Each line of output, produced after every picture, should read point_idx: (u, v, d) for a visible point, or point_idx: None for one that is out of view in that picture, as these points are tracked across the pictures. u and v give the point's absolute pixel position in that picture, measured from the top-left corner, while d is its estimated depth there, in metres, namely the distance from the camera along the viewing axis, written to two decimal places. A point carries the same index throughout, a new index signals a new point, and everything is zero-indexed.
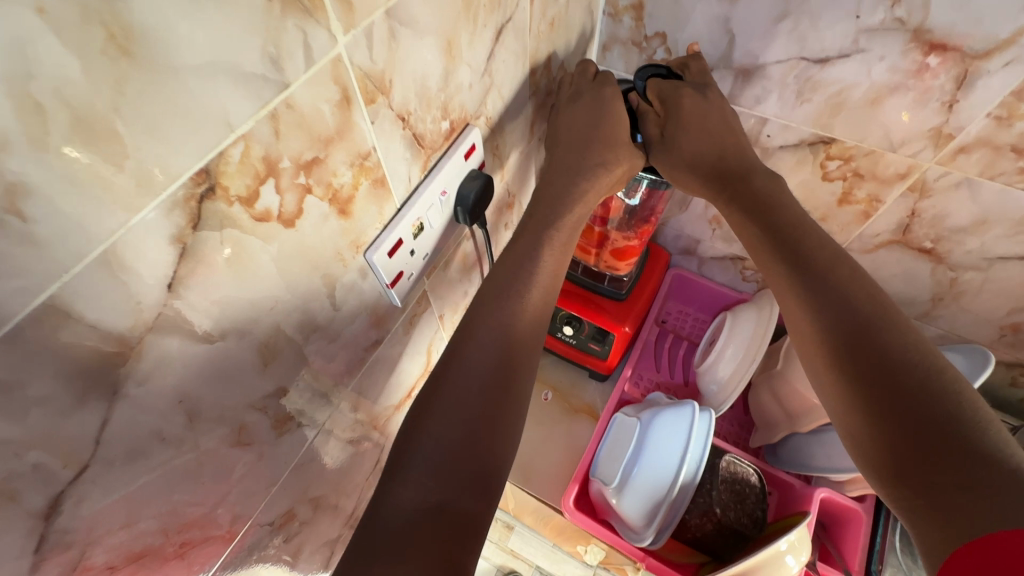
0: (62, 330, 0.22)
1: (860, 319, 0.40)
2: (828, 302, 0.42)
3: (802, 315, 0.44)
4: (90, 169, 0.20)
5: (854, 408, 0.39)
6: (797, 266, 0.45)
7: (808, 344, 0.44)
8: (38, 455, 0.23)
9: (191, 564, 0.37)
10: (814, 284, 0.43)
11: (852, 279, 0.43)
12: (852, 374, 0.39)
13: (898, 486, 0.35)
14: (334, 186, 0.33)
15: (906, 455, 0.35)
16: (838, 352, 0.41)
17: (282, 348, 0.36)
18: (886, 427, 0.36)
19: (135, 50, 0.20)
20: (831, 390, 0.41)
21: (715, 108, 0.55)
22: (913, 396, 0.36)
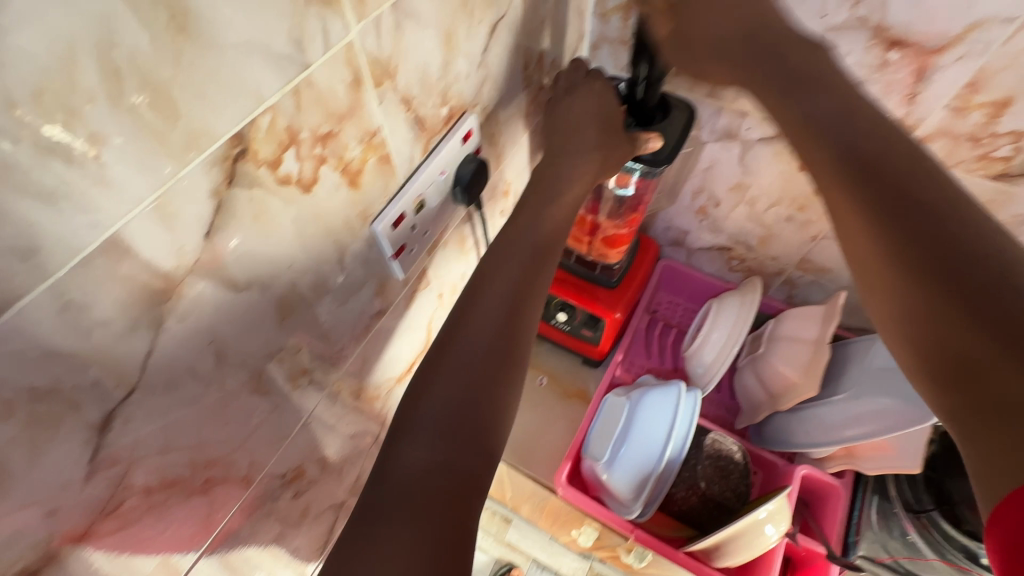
0: (122, 263, 0.26)
1: (924, 208, 0.36)
2: (888, 194, 0.37)
3: (863, 215, 0.39)
4: (151, 126, 0.24)
5: (912, 308, 0.35)
6: (854, 160, 0.40)
7: (858, 249, 0.40)
8: (97, 371, 0.27)
9: (213, 501, 0.41)
10: (874, 178, 0.38)
11: (919, 172, 0.38)
12: (912, 273, 0.35)
13: (959, 398, 0.33)
14: (345, 159, 0.38)
15: (969, 357, 0.32)
16: (896, 247, 0.36)
17: (297, 305, 0.40)
18: (952, 328, 0.33)
19: (190, 28, 0.24)
20: (883, 291, 0.38)
21: (709, 15, 0.53)
22: (988, 294, 0.32)
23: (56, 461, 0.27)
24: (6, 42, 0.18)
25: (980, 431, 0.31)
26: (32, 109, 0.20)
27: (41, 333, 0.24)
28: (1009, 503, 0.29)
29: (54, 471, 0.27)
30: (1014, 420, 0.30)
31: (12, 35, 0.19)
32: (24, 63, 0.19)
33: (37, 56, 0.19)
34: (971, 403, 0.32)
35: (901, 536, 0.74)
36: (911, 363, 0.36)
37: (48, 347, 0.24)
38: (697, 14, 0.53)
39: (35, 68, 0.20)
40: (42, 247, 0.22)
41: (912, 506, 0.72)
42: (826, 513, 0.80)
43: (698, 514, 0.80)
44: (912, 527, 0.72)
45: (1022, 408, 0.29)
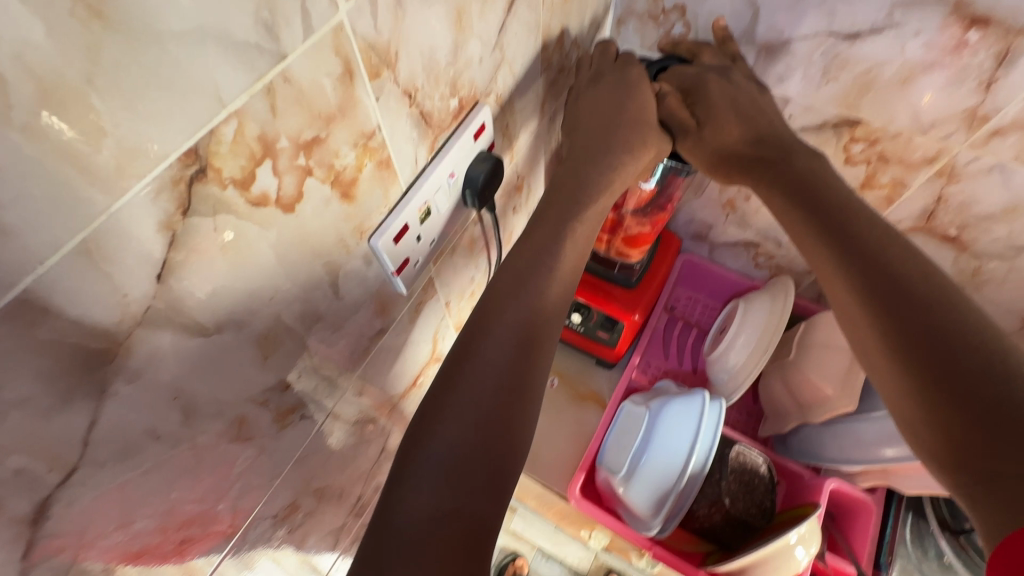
0: (40, 327, 0.20)
1: (905, 289, 0.39)
2: (873, 277, 0.41)
3: (851, 299, 0.42)
4: (60, 147, 0.18)
5: (906, 386, 0.37)
6: (844, 241, 0.43)
7: (857, 326, 0.42)
8: (20, 459, 0.21)
9: (191, 560, 0.36)
10: (859, 259, 0.42)
11: (903, 256, 0.41)
12: (898, 352, 0.38)
13: (955, 472, 0.33)
14: (336, 168, 0.31)
15: (959, 434, 0.33)
16: (886, 330, 0.39)
17: (282, 339, 0.34)
18: (941, 406, 0.34)
19: (109, 11, 0.17)
20: (883, 370, 0.40)
21: (744, 92, 0.54)
22: (970, 372, 0.33)
23: None
24: None
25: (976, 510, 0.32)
26: None
27: None
28: (1004, 546, 0.29)
29: None
30: (998, 497, 0.31)
31: None
32: None
33: None
34: (966, 478, 0.33)
35: (937, 557, 0.71)
36: (915, 439, 0.37)
37: None
38: (729, 86, 0.54)
39: None
40: None
41: (950, 525, 0.71)
42: (855, 530, 0.75)
43: (719, 531, 0.74)
44: (947, 546, 0.70)
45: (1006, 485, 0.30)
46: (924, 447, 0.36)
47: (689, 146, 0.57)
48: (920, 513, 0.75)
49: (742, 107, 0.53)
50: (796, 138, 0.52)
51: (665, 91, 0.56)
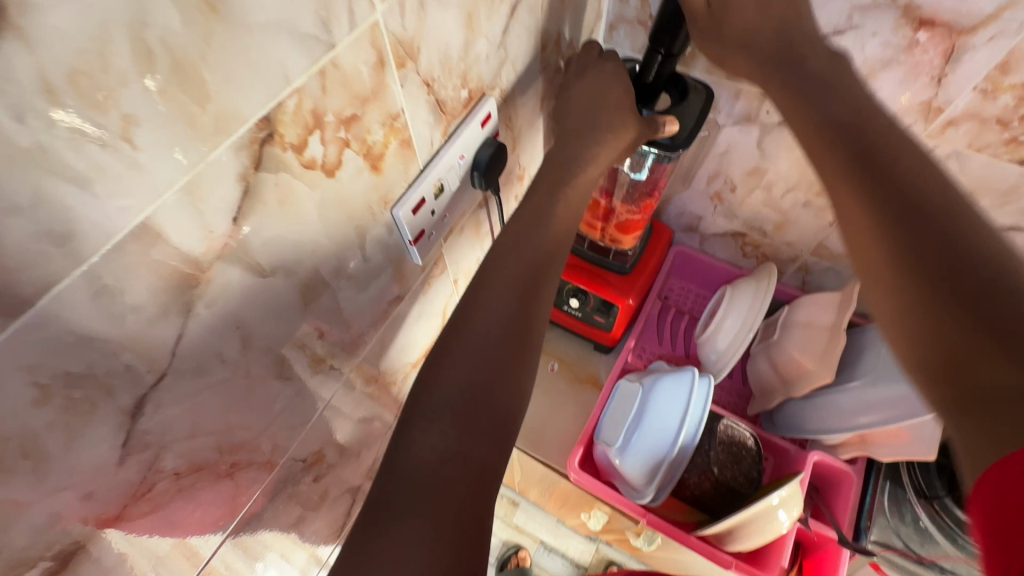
0: (153, 248, 0.26)
1: (927, 208, 0.37)
2: (897, 199, 0.38)
3: (861, 213, 0.40)
4: (180, 109, 0.24)
5: (909, 298, 0.36)
6: (868, 163, 0.41)
7: (861, 254, 0.40)
8: (130, 356, 0.27)
9: (238, 485, 0.41)
10: (882, 179, 0.39)
11: (930, 180, 0.38)
12: (909, 271, 0.36)
13: (950, 384, 0.32)
14: (368, 142, 0.37)
15: (965, 351, 0.32)
16: (892, 244, 0.37)
17: (319, 291, 0.40)
18: (949, 322, 0.33)
19: (220, 6, 0.23)
20: (886, 289, 0.38)
21: (735, 17, 0.55)
22: (985, 290, 0.32)
23: (91, 444, 0.27)
24: (43, 23, 0.18)
25: (962, 423, 0.31)
26: (68, 90, 0.20)
27: (76, 318, 0.24)
28: (1008, 462, 0.27)
29: (88, 454, 0.27)
30: (1000, 408, 0.29)
31: (48, 15, 0.18)
32: (60, 43, 0.19)
33: (72, 36, 0.19)
34: (962, 393, 0.31)
35: (913, 522, 0.76)
36: (910, 355, 0.35)
37: (83, 332, 0.24)
38: (711, 29, 0.58)
39: (70, 48, 0.19)
40: (78, 231, 0.22)
41: (925, 492, 0.75)
42: (838, 500, 0.80)
43: (709, 499, 0.79)
44: (924, 513, 0.75)
45: (1009, 395, 0.29)
46: (919, 363, 0.35)
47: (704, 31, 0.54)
48: (896, 482, 0.79)
49: (765, 6, 0.53)
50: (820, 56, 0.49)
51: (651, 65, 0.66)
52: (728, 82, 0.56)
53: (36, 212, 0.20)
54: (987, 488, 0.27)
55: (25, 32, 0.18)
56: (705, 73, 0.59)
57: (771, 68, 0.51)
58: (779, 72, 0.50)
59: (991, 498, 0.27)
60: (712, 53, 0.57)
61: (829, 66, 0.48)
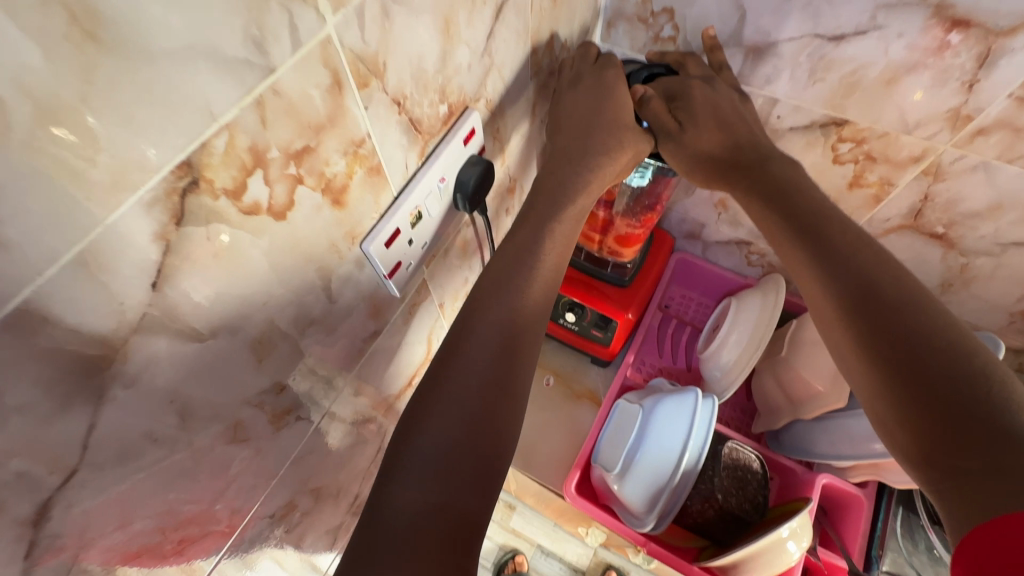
0: (38, 335, 0.20)
1: (880, 296, 0.39)
2: (855, 286, 0.40)
3: (820, 300, 0.43)
4: (56, 166, 0.18)
5: (873, 382, 0.37)
6: (825, 251, 0.43)
7: (832, 335, 0.42)
8: (23, 462, 0.22)
9: (191, 559, 0.36)
10: (840, 267, 0.41)
11: (882, 267, 0.41)
12: (875, 357, 0.37)
13: (923, 468, 0.34)
14: (327, 175, 0.32)
15: (935, 437, 0.33)
16: (854, 329, 0.39)
17: (276, 343, 0.35)
18: (915, 411, 0.34)
19: (102, 33, 0.18)
20: (856, 370, 0.40)
21: (724, 99, 0.55)
22: (944, 375, 0.34)
23: None
24: None
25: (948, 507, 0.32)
26: None
27: None
28: (974, 541, 0.29)
29: None
30: (966, 493, 0.31)
31: None
32: None
33: None
34: (937, 476, 0.33)
35: (927, 550, 0.72)
36: (884, 434, 0.37)
37: None
38: (710, 90, 0.55)
39: None
40: None
41: (937, 517, 0.71)
42: (848, 525, 0.76)
43: (712, 525, 0.75)
44: (937, 539, 0.71)
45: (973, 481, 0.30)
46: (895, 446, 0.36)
47: (669, 148, 0.56)
48: (909, 506, 0.75)
49: (722, 113, 0.54)
50: (776, 152, 0.52)
51: (648, 95, 0.55)
52: (710, 152, 0.54)
53: None
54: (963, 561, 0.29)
55: None
56: (705, 129, 0.54)
57: (732, 172, 0.52)
58: (731, 173, 0.52)
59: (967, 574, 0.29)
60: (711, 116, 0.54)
61: (786, 163, 0.51)
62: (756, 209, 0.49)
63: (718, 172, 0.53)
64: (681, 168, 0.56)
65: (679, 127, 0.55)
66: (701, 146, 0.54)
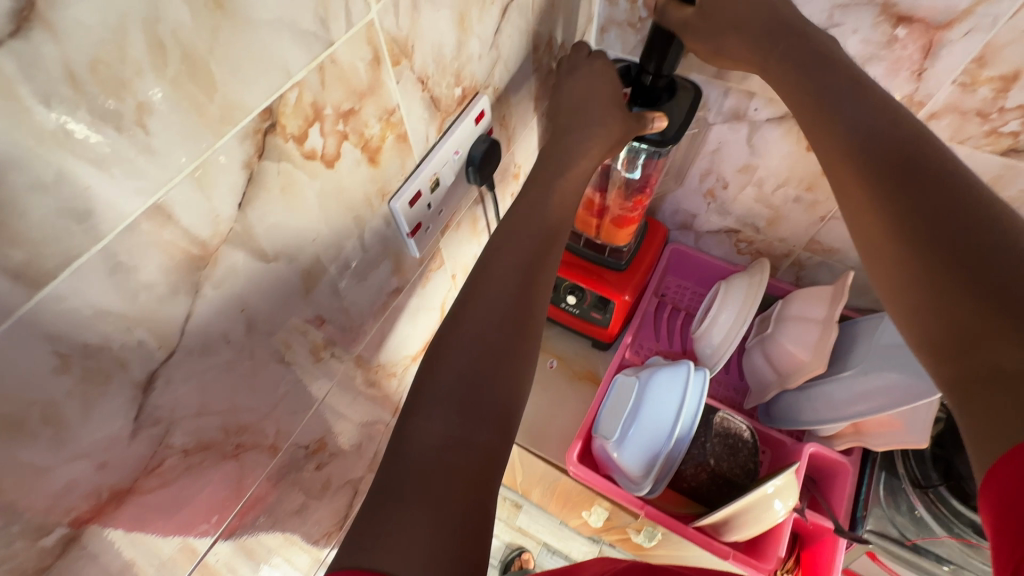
0: (164, 229, 0.27)
1: (936, 180, 0.38)
2: (906, 176, 0.39)
3: (862, 188, 0.42)
4: (190, 98, 0.26)
5: (913, 271, 0.37)
6: (874, 143, 0.42)
7: (872, 231, 0.41)
8: (142, 332, 0.29)
9: (243, 466, 0.43)
10: (894, 157, 0.40)
11: (934, 153, 0.39)
12: (912, 240, 0.37)
13: (952, 359, 0.33)
14: (365, 136, 0.39)
15: (972, 326, 0.32)
16: (898, 219, 0.38)
17: (320, 279, 0.42)
18: (956, 298, 0.33)
19: (226, 4, 0.25)
20: (892, 265, 0.39)
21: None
22: (987, 264, 0.33)
23: (104, 415, 0.29)
24: (68, 15, 0.20)
25: (969, 400, 0.31)
26: (88, 78, 0.22)
27: (94, 293, 0.25)
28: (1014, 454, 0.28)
29: (103, 424, 0.29)
30: (990, 390, 0.30)
31: (72, 8, 0.20)
32: (83, 36, 0.21)
33: (94, 28, 0.21)
34: (968, 369, 0.32)
35: (909, 512, 0.75)
36: (913, 327, 0.37)
37: (99, 305, 0.26)
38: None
39: (92, 40, 0.21)
40: (96, 210, 0.24)
41: (920, 482, 0.74)
42: (834, 490, 0.81)
43: (707, 490, 0.80)
44: (919, 502, 0.74)
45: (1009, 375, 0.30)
46: (925, 337, 0.36)
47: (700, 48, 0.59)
48: (891, 471, 0.79)
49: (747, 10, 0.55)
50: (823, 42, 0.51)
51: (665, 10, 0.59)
52: (737, 31, 0.55)
53: (59, 191, 0.22)
54: (1000, 464, 0.28)
55: (54, 25, 0.20)
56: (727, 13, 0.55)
57: (770, 60, 0.53)
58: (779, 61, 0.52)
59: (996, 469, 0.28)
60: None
61: (830, 60, 0.49)
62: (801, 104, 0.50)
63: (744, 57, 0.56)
64: (703, 49, 0.59)
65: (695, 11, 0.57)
66: (721, 42, 0.57)
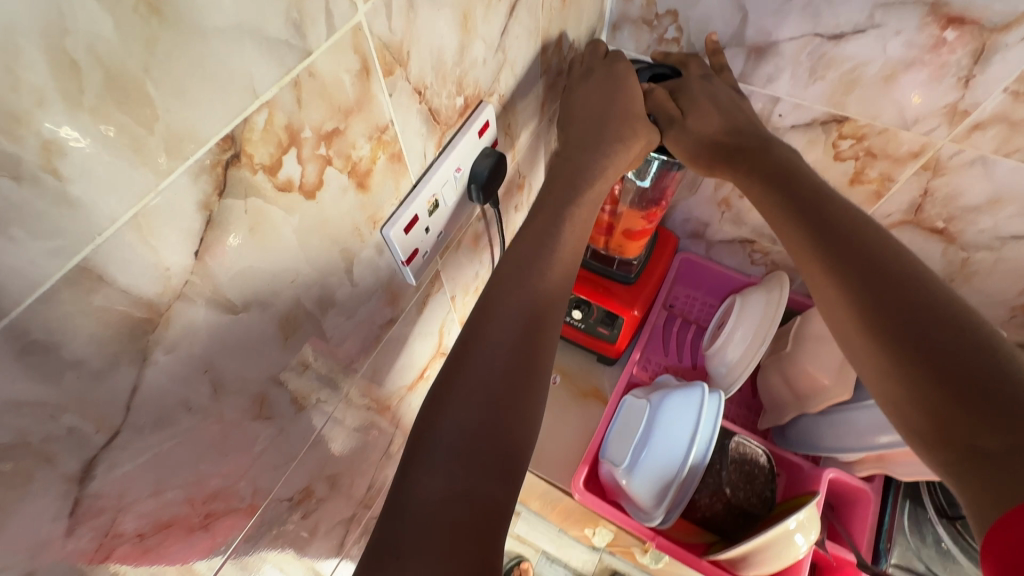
0: (95, 293, 0.22)
1: (881, 269, 0.40)
2: (855, 265, 0.41)
3: (824, 278, 0.43)
4: (120, 131, 0.20)
5: (883, 361, 0.37)
6: (824, 231, 0.44)
7: (840, 319, 0.42)
8: (73, 418, 0.23)
9: (215, 535, 0.37)
10: (841, 247, 0.42)
11: (876, 243, 0.42)
12: (875, 331, 0.38)
13: (939, 446, 0.33)
14: (353, 159, 0.33)
15: (941, 412, 0.33)
16: (860, 309, 0.40)
17: (301, 322, 0.36)
18: (922, 386, 0.34)
19: (166, 10, 0.20)
20: (863, 354, 0.40)
21: (717, 91, 0.57)
22: (941, 350, 0.34)
23: (27, 520, 0.23)
24: None
25: (962, 486, 0.31)
26: None
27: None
28: (1006, 525, 0.27)
29: (24, 531, 0.23)
30: (976, 478, 0.30)
31: None
32: None
33: None
34: (955, 456, 0.32)
35: (935, 544, 0.72)
36: (896, 415, 0.37)
37: (7, 397, 0.20)
38: (710, 84, 0.58)
39: None
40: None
41: (947, 512, 0.72)
42: (856, 520, 0.76)
43: (722, 521, 0.75)
44: (945, 532, 0.72)
45: (991, 460, 0.30)
46: (909, 425, 0.36)
47: (675, 135, 0.57)
48: (916, 500, 0.75)
49: (718, 103, 0.56)
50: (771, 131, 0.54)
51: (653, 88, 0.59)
52: (713, 139, 0.55)
53: None
54: (991, 546, 0.28)
55: None
56: (707, 121, 0.55)
57: (729, 149, 0.53)
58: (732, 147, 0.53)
59: (994, 559, 0.28)
60: (711, 104, 0.55)
61: (784, 147, 0.52)
62: (752, 188, 0.51)
63: (716, 159, 0.54)
64: (684, 155, 0.58)
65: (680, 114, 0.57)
66: (702, 131, 0.55)
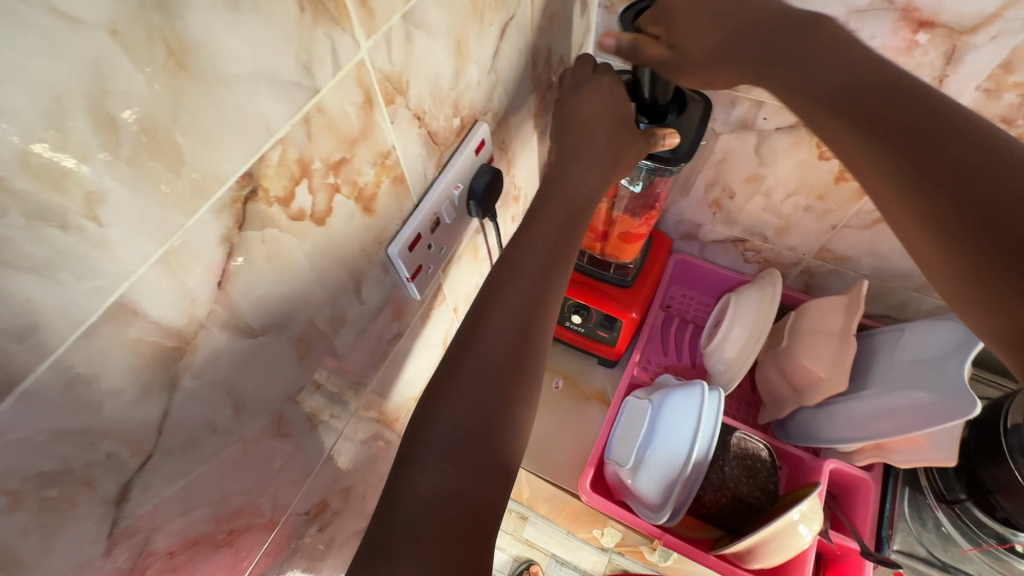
0: (130, 327, 0.23)
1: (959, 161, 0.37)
2: (922, 151, 0.38)
3: (881, 170, 0.41)
4: (152, 176, 0.22)
5: (956, 257, 0.36)
6: (892, 121, 0.40)
7: (899, 216, 0.40)
8: (111, 444, 0.25)
9: (238, 550, 0.39)
10: (911, 150, 0.39)
11: (941, 130, 0.38)
12: (953, 229, 0.36)
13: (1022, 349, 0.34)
14: (359, 185, 0.35)
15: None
16: (934, 199, 0.37)
17: (315, 342, 0.38)
18: (1003, 294, 0.34)
19: (190, 64, 0.21)
20: (927, 247, 0.38)
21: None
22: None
23: (71, 542, 0.25)
24: None
25: None
26: (20, 174, 0.17)
27: (46, 415, 0.21)
28: None
29: (69, 552, 0.25)
30: None
31: None
32: (6, 124, 0.17)
33: (22, 114, 0.17)
34: None
35: (935, 528, 0.74)
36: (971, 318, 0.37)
37: (55, 428, 0.22)
38: None
39: (20, 128, 0.17)
40: (42, 324, 0.20)
41: (945, 496, 0.73)
42: (858, 507, 0.78)
43: (728, 516, 0.78)
44: (944, 516, 0.73)
45: None
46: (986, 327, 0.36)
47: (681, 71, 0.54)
48: (915, 487, 0.77)
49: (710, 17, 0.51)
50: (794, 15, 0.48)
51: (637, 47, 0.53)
52: (722, 51, 0.51)
53: None
54: None
55: None
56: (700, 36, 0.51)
57: (752, 51, 0.49)
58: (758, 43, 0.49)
59: None
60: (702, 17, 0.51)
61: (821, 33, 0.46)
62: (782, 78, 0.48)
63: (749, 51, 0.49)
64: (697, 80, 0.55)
65: (675, 54, 0.52)
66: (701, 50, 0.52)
